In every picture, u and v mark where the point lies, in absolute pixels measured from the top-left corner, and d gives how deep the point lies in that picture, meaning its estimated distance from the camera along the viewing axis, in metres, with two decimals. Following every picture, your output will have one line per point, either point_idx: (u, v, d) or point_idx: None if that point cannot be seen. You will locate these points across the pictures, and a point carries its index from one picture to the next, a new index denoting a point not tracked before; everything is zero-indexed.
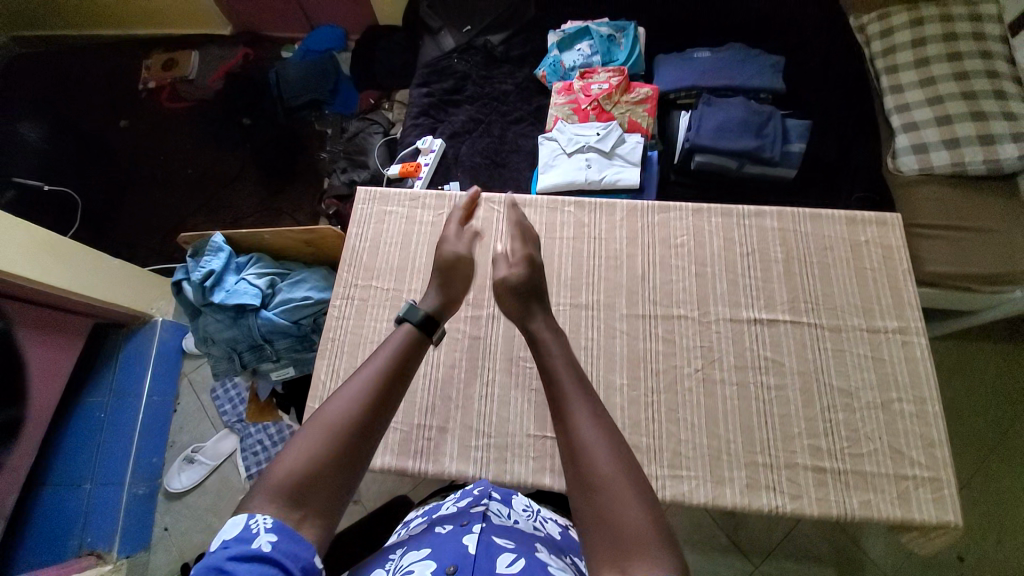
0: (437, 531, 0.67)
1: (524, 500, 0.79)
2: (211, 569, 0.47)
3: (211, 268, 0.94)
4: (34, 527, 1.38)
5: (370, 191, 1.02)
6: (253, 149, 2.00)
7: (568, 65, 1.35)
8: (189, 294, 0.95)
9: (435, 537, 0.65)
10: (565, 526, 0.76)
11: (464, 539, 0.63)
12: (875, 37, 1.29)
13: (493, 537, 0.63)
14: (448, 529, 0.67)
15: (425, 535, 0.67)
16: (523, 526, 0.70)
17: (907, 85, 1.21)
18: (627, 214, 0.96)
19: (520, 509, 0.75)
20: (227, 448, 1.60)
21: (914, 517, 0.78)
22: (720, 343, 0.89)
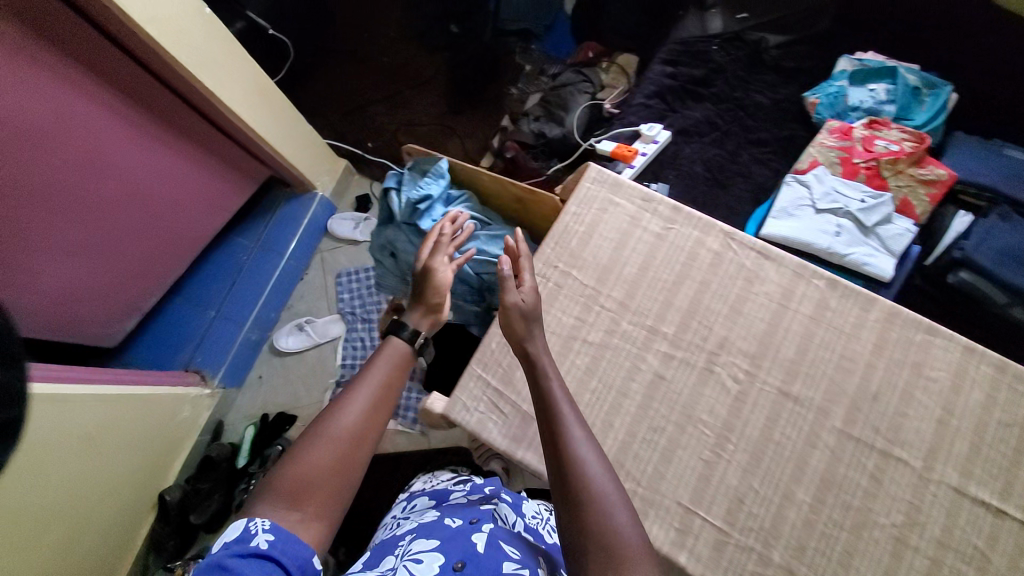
0: (448, 524, 0.76)
1: (530, 506, 0.91)
2: (214, 567, 0.51)
3: (428, 196, 0.95)
4: (161, 326, 1.55)
5: (603, 173, 0.93)
6: (451, 59, 1.95)
7: (851, 103, 1.15)
8: (398, 211, 0.97)
9: (446, 527, 0.75)
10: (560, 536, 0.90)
11: (473, 533, 0.73)
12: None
13: (501, 542, 0.72)
14: (458, 523, 0.76)
15: (436, 525, 0.76)
16: (523, 532, 0.81)
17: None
18: (883, 317, 0.81)
19: (526, 515, 0.87)
20: (333, 332, 1.68)
21: None
22: (933, 509, 0.75)
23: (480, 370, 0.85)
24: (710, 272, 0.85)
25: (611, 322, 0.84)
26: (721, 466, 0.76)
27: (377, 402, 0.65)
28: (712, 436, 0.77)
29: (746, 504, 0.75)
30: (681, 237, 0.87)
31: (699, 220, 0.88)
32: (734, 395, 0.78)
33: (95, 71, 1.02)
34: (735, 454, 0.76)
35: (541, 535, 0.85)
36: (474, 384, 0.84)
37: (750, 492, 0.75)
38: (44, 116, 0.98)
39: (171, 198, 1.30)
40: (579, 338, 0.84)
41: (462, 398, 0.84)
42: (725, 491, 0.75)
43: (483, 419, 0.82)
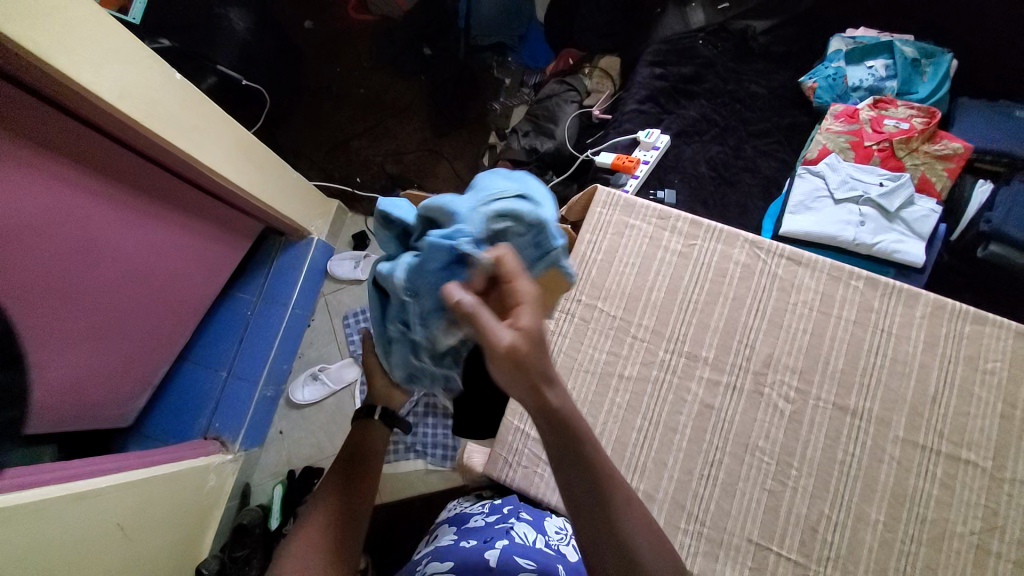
0: (463, 544, 0.76)
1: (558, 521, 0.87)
2: None
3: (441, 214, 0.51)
4: (173, 397, 1.49)
5: (613, 195, 0.89)
6: (428, 82, 1.90)
7: (851, 83, 1.11)
8: (386, 268, 0.55)
9: (462, 546, 0.76)
10: None
11: (486, 550, 0.73)
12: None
13: (514, 556, 0.71)
14: (472, 543, 0.76)
15: (452, 546, 0.77)
16: (547, 546, 0.78)
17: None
18: (930, 312, 0.77)
19: (553, 531, 0.82)
20: (349, 377, 1.63)
21: None
22: (1009, 509, 0.71)
23: (517, 422, 0.82)
24: (745, 288, 0.81)
25: (647, 353, 0.80)
26: (787, 494, 0.73)
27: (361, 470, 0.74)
28: (773, 465, 0.74)
29: (819, 532, 0.71)
30: (705, 252, 0.84)
31: (722, 232, 0.84)
32: (788, 415, 0.75)
33: (80, 159, 0.95)
34: (800, 480, 0.73)
35: (565, 553, 0.78)
36: (513, 436, 0.82)
37: (822, 518, 0.71)
38: (36, 214, 0.91)
39: (160, 262, 1.20)
40: (615, 374, 0.80)
41: (503, 453, 0.81)
42: (793, 519, 0.72)
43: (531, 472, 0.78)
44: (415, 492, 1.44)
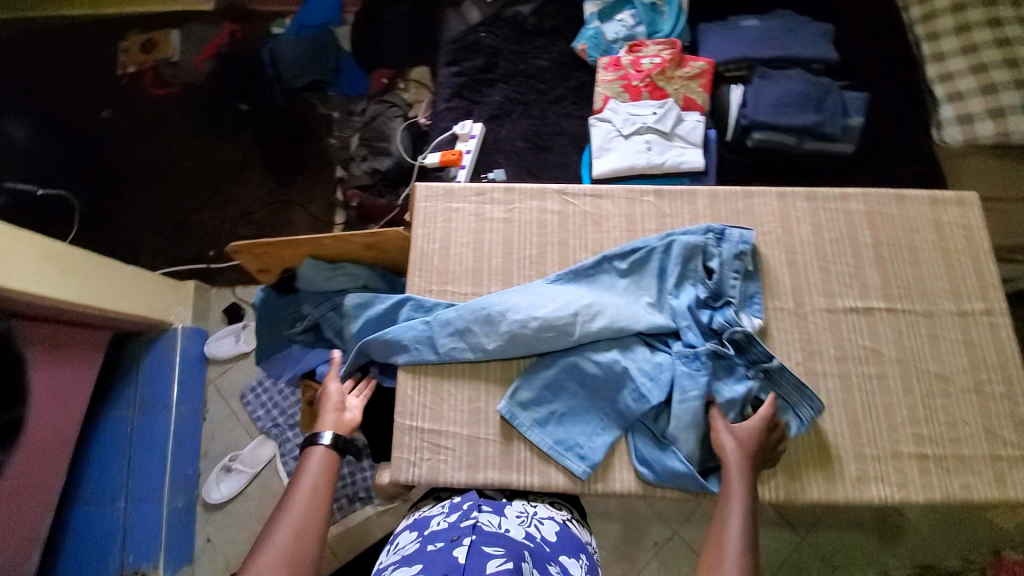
0: (426, 548, 0.63)
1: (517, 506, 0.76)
2: None
3: (681, 261, 0.84)
4: (69, 548, 1.33)
5: (431, 187, 0.95)
6: (255, 137, 1.86)
7: (610, 37, 1.28)
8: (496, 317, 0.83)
9: (425, 552, 0.62)
10: (564, 522, 0.74)
11: (453, 551, 0.60)
12: (924, 38, 1.36)
13: (484, 546, 0.60)
14: (438, 544, 0.62)
15: (413, 551, 0.63)
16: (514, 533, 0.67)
17: (957, 71, 1.30)
18: (709, 201, 0.91)
19: (514, 515, 0.72)
20: (266, 455, 1.52)
21: (1009, 495, 0.79)
22: (820, 337, 0.84)
23: (410, 421, 0.82)
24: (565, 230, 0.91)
25: None
26: None
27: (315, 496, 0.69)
28: None
29: None
30: (524, 212, 0.93)
31: (531, 191, 0.94)
32: None
33: None
34: None
35: (538, 536, 0.69)
36: (409, 436, 0.82)
37: None
38: None
39: None
40: None
41: (404, 455, 0.81)
42: None
43: (434, 463, 0.80)
44: (371, 538, 1.40)
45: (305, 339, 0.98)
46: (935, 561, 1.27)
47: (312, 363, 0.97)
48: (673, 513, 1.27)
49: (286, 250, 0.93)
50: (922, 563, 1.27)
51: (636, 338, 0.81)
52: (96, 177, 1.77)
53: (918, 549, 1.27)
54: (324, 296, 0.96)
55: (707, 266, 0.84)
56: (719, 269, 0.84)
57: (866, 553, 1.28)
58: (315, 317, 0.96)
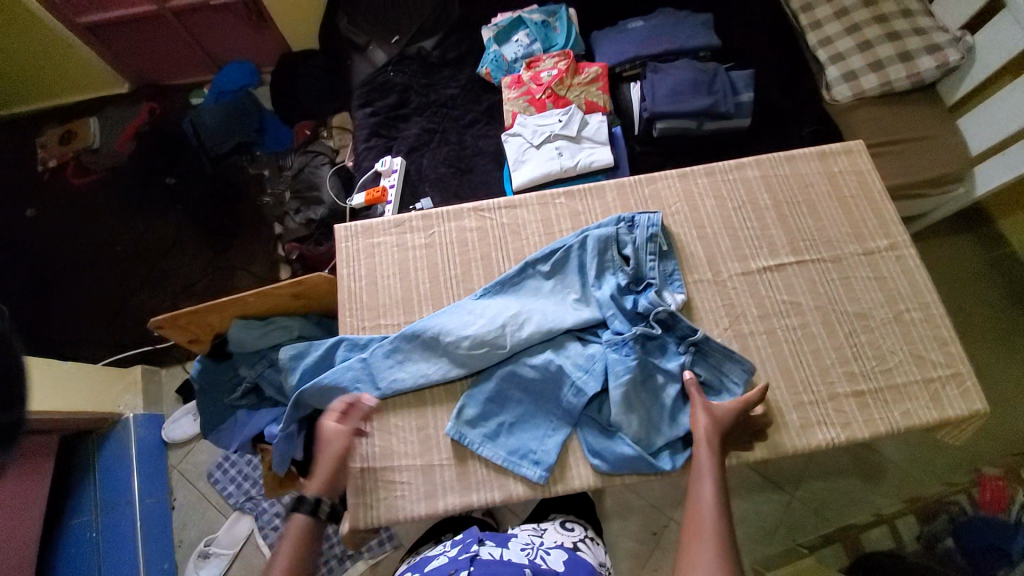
0: None
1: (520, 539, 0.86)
2: None
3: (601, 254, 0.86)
4: None
5: (351, 227, 0.97)
6: (187, 209, 1.84)
7: (510, 58, 1.34)
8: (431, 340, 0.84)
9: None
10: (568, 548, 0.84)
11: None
12: (799, 11, 1.40)
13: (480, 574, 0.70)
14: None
15: None
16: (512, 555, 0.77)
17: (835, 35, 1.35)
18: (617, 192, 0.96)
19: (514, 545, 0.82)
20: (242, 531, 1.47)
21: (950, 413, 0.81)
22: (741, 299, 0.88)
23: (361, 464, 0.81)
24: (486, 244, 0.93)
25: None
26: None
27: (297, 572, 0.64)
28: None
29: None
30: (444, 234, 0.95)
31: (448, 213, 0.96)
32: None
33: None
34: None
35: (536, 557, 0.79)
36: (363, 479, 0.81)
37: None
38: None
39: None
40: None
41: (360, 500, 0.80)
42: None
43: (391, 499, 0.79)
44: None
45: (248, 401, 0.99)
46: (921, 491, 1.29)
47: (258, 425, 0.97)
48: (665, 499, 1.27)
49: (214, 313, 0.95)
50: (909, 496, 1.29)
51: (568, 334, 0.83)
52: (28, 278, 1.72)
53: (900, 483, 1.30)
54: (259, 355, 0.97)
55: (623, 254, 0.87)
56: (635, 254, 0.87)
57: (851, 496, 1.31)
58: (252, 378, 0.97)
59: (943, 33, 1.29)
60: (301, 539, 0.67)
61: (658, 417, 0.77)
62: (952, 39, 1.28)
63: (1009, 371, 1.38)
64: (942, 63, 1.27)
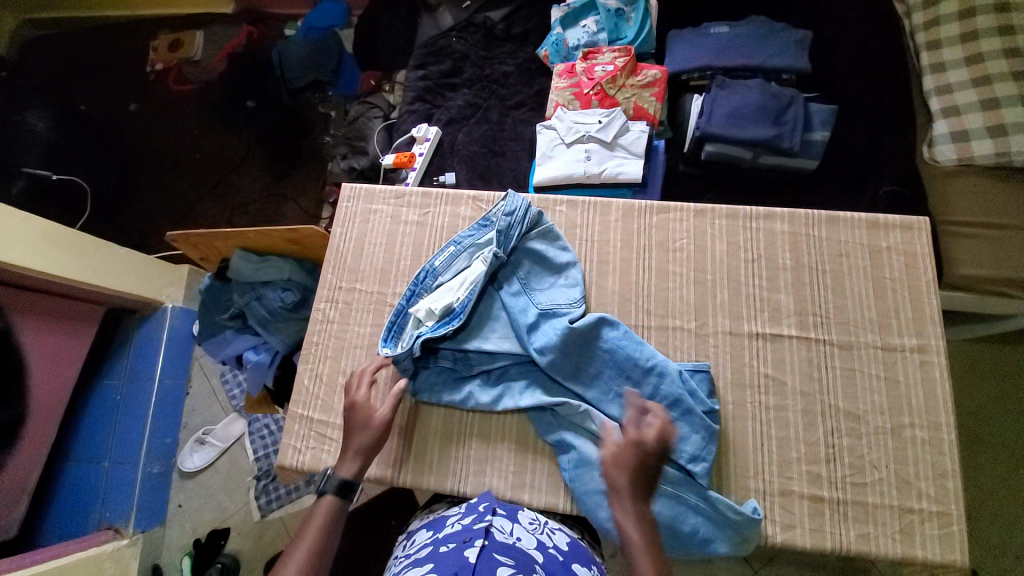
0: (440, 549, 0.64)
1: (530, 514, 0.77)
2: None
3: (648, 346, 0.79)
4: (64, 496, 1.38)
5: (355, 188, 0.99)
6: (257, 131, 1.96)
7: (572, 44, 1.27)
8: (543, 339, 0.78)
9: (438, 552, 0.64)
10: (574, 538, 0.74)
11: (465, 552, 0.61)
12: (923, 45, 1.14)
13: (495, 553, 0.61)
14: (451, 545, 0.64)
15: (428, 552, 0.65)
16: (526, 543, 0.67)
17: (958, 83, 1.08)
18: (623, 215, 0.90)
19: (527, 524, 0.73)
20: (236, 431, 1.55)
21: (919, 556, 0.70)
22: (716, 359, 0.80)
23: (302, 410, 0.86)
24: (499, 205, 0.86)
25: None
26: None
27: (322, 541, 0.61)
28: None
29: None
30: (438, 216, 0.94)
31: (448, 195, 0.95)
32: None
33: None
34: None
35: (549, 545, 0.70)
36: (299, 425, 0.85)
37: None
38: None
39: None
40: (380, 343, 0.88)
41: (292, 442, 0.85)
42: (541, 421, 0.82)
43: (317, 452, 0.83)
44: None
45: (236, 324, 1.11)
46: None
47: (238, 348, 1.10)
48: None
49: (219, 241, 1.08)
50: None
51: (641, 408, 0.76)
52: (120, 166, 1.95)
53: None
54: (250, 286, 1.09)
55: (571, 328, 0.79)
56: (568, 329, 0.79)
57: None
58: (240, 306, 1.09)
59: None
60: (332, 521, 0.63)
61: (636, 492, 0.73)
62: None
63: None
64: None
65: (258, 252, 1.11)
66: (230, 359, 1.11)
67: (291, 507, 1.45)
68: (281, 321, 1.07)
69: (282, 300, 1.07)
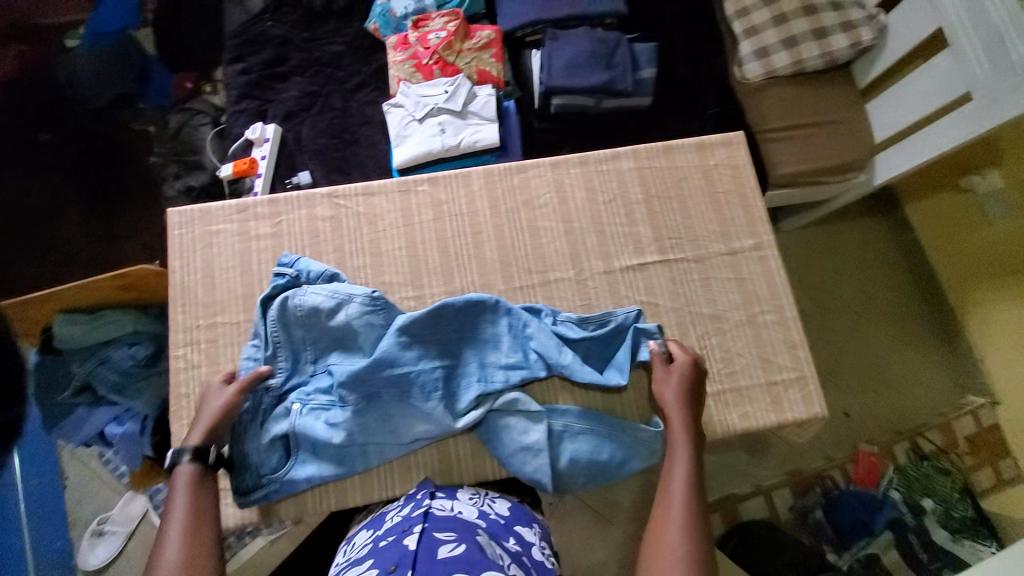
0: (380, 544, 0.63)
1: (469, 490, 0.78)
2: None
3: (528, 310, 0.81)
4: None
5: (186, 212, 0.87)
6: (63, 170, 1.64)
7: (399, 14, 1.21)
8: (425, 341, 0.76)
9: (378, 547, 0.63)
10: (513, 501, 0.76)
11: (405, 540, 0.61)
12: None
13: (434, 532, 0.62)
14: (390, 538, 0.64)
15: (369, 550, 0.64)
16: (467, 515, 0.69)
17: (752, 5, 1.21)
18: (484, 181, 0.90)
19: (466, 498, 0.74)
20: (139, 509, 1.28)
21: (788, 416, 0.83)
22: (596, 297, 0.86)
23: None
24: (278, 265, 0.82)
25: None
26: None
27: (192, 541, 0.61)
28: None
29: None
30: (293, 223, 0.87)
31: (298, 199, 0.88)
32: None
33: None
34: None
35: (490, 510, 0.72)
36: None
37: None
38: None
39: None
40: None
41: None
42: None
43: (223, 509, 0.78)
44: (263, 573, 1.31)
45: (84, 399, 0.96)
46: (804, 465, 1.34)
47: (97, 423, 0.96)
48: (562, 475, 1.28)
49: (33, 307, 0.92)
50: (794, 471, 1.33)
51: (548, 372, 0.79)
52: None
53: (784, 456, 1.34)
54: (89, 352, 0.95)
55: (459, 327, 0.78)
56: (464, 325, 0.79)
57: (740, 471, 1.32)
58: (84, 376, 0.95)
59: (859, 9, 1.18)
60: (198, 486, 0.66)
61: (556, 441, 0.77)
62: (868, 18, 1.17)
63: (897, 352, 1.43)
64: (856, 43, 1.16)
65: (86, 311, 0.97)
66: (92, 439, 0.97)
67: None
68: (140, 380, 0.96)
69: (133, 356, 0.96)
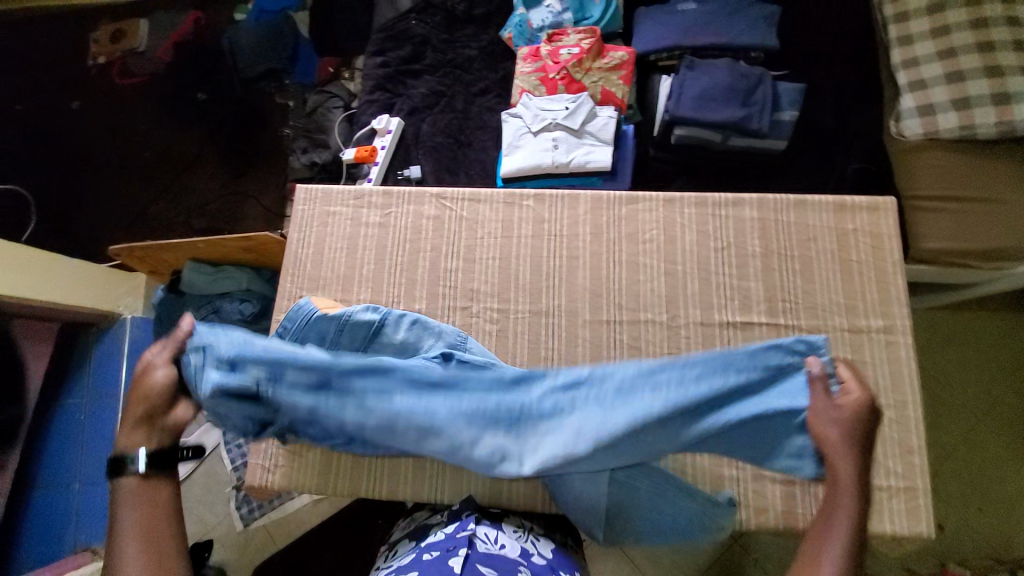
0: (423, 558, 0.63)
1: (517, 521, 0.76)
2: None
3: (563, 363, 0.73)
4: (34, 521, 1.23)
5: (311, 190, 0.94)
6: (211, 127, 1.84)
7: (535, 26, 1.22)
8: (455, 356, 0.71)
9: (421, 560, 0.63)
10: (558, 543, 0.73)
11: (449, 562, 0.61)
12: (889, 18, 1.12)
13: (478, 564, 0.61)
14: (434, 555, 0.63)
15: (412, 560, 0.64)
16: (511, 550, 0.67)
17: (924, 57, 1.06)
18: (591, 207, 0.87)
19: (511, 530, 0.72)
20: (212, 440, 1.38)
21: (888, 530, 0.72)
22: (689, 350, 0.80)
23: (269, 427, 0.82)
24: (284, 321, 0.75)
25: None
26: None
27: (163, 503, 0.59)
28: None
29: None
30: (401, 216, 0.90)
31: (410, 194, 0.91)
32: (495, 335, 0.83)
33: None
34: None
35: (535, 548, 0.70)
36: (266, 443, 0.82)
37: None
38: None
39: None
40: None
41: (260, 461, 0.82)
42: None
43: (286, 471, 0.81)
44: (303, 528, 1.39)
45: None
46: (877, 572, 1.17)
47: None
48: None
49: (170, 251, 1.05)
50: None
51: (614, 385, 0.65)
52: (66, 170, 1.83)
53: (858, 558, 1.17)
54: (206, 299, 1.07)
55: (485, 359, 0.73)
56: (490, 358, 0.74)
57: None
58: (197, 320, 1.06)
59: None
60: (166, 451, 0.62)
61: (615, 495, 0.72)
62: None
63: (1020, 473, 1.20)
64: None
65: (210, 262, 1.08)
66: None
67: (273, 514, 1.31)
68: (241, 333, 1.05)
69: (241, 311, 1.05)
